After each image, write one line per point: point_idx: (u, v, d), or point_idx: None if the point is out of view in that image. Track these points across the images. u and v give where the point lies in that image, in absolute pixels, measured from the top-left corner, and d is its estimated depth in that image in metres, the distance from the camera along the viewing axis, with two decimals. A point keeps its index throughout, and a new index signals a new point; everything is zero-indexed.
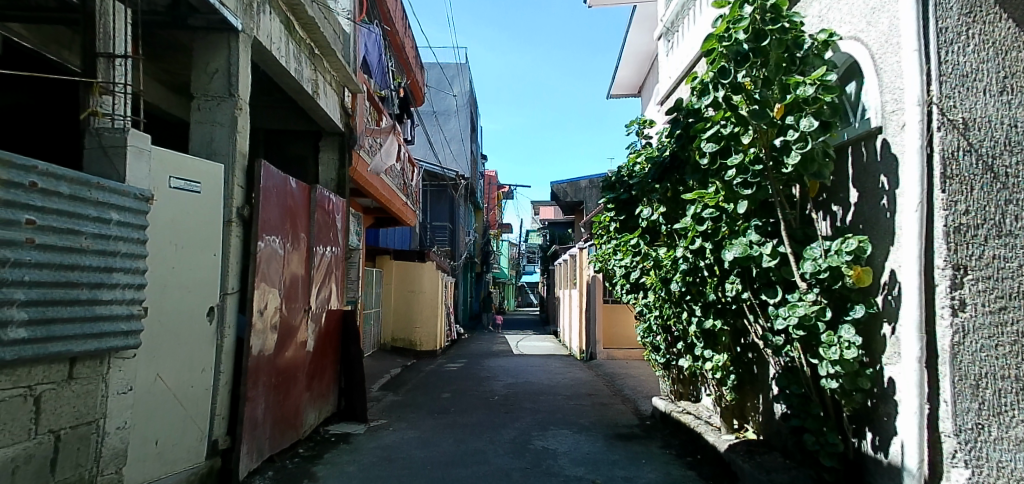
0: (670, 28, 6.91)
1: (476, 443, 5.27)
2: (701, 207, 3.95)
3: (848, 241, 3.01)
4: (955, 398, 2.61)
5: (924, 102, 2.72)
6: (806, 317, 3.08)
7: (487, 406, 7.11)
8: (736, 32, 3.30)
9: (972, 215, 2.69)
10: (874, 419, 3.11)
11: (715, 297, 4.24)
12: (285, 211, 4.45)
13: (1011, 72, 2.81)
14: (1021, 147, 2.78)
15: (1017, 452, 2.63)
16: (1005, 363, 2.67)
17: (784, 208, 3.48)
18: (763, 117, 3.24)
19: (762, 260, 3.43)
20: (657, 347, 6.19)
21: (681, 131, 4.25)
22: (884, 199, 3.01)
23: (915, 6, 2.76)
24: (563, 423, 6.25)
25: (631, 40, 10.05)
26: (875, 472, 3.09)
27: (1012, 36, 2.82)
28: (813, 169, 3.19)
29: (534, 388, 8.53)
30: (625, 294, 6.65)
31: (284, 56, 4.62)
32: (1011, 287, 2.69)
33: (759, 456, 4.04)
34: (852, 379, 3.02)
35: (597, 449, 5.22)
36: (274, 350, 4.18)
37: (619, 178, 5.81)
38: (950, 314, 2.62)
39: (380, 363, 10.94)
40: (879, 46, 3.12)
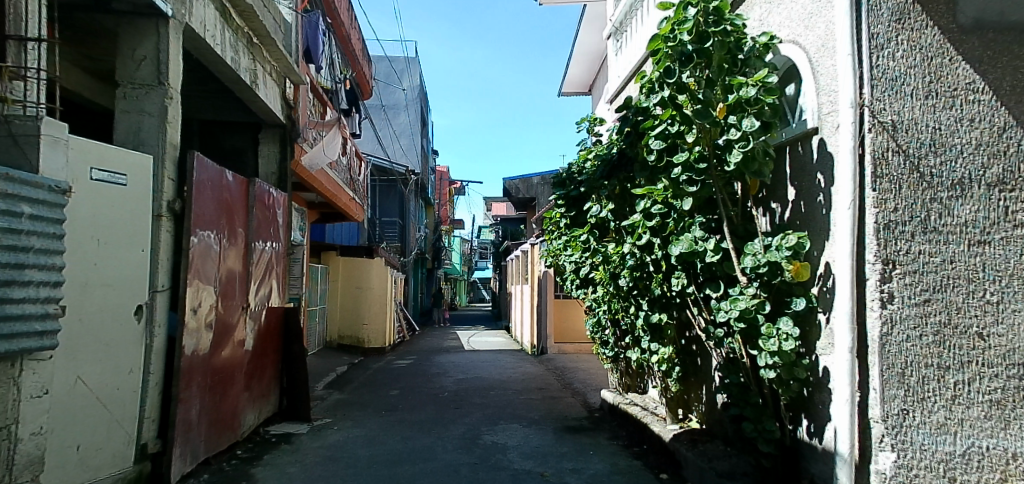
0: (619, 27, 7.00)
1: (424, 440, 5.23)
2: (651, 202, 4.02)
3: (787, 237, 3.13)
4: (883, 386, 2.74)
5: (857, 104, 2.86)
6: (746, 310, 3.18)
7: (436, 402, 7.08)
8: (681, 33, 3.41)
9: (902, 212, 2.81)
10: (809, 408, 3.24)
11: (661, 292, 4.34)
12: (221, 205, 4.29)
13: (936, 78, 2.90)
14: (944, 149, 2.88)
15: (939, 436, 2.76)
16: (929, 352, 2.78)
17: (727, 206, 3.59)
18: (707, 116, 3.34)
19: (706, 255, 3.56)
20: (607, 341, 6.28)
21: (630, 128, 4.33)
22: (819, 198, 3.14)
23: (848, 12, 2.87)
24: (513, 418, 6.27)
25: (581, 38, 10.15)
26: (810, 457, 3.22)
27: (937, 43, 2.90)
28: (754, 167, 3.30)
29: (484, 383, 8.56)
30: (575, 289, 6.74)
31: (219, 44, 4.44)
32: (935, 280, 2.81)
33: (702, 444, 4.24)
34: (789, 369, 3.14)
35: (546, 442, 5.27)
36: (209, 350, 4.03)
37: (570, 175, 5.81)
38: (879, 306, 2.76)
39: (327, 361, 10.73)
40: (815, 50, 3.25)
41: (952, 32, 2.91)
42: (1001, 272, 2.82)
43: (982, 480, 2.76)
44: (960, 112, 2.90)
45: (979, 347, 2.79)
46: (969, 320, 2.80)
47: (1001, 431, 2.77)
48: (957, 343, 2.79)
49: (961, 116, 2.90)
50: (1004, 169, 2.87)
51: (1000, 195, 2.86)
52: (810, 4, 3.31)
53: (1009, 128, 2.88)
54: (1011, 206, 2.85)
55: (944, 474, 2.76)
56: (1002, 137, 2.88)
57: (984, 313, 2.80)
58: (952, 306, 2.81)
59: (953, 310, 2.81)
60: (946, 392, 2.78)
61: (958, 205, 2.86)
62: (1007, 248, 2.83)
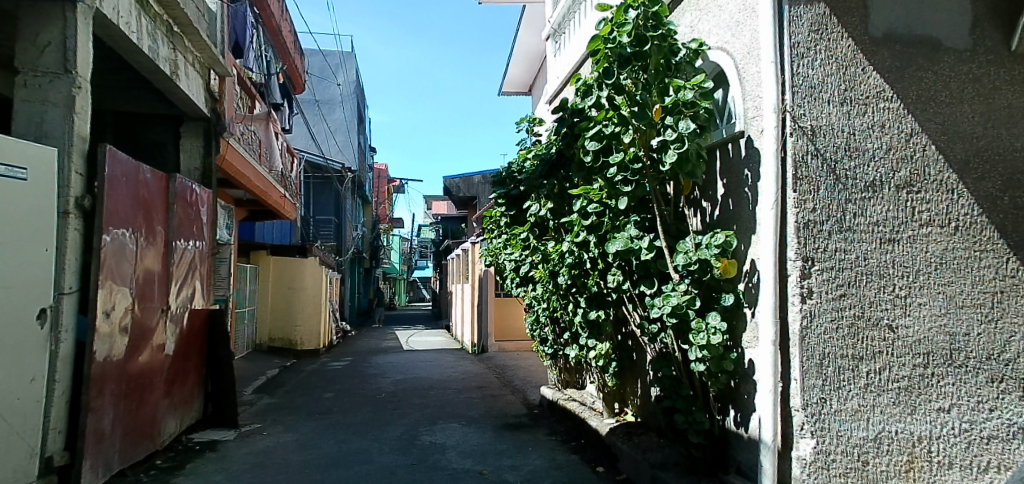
0: (557, 29, 7.08)
1: (359, 442, 5.14)
2: (587, 201, 4.06)
3: (716, 235, 3.25)
4: (803, 376, 2.89)
5: (779, 110, 2.99)
6: (677, 305, 3.28)
7: (373, 404, 6.96)
8: (620, 35, 3.47)
9: (820, 212, 2.97)
10: (736, 398, 3.37)
11: (597, 288, 4.45)
12: (137, 201, 4.06)
13: (850, 86, 3.06)
14: (858, 152, 3.04)
15: (854, 422, 2.92)
16: (844, 344, 2.94)
17: (660, 205, 3.70)
18: (643, 118, 3.44)
19: (640, 253, 3.63)
20: (546, 339, 6.33)
21: (566, 129, 4.39)
22: (746, 198, 3.28)
23: (772, 22, 3.01)
24: (452, 417, 6.25)
25: (521, 39, 10.22)
26: (738, 446, 3.35)
27: (851, 54, 3.06)
28: (688, 168, 3.37)
29: (423, 383, 8.48)
30: (515, 287, 6.78)
31: (134, 31, 4.19)
32: (850, 276, 2.97)
33: (637, 436, 4.38)
34: (717, 362, 3.25)
35: (485, 440, 5.28)
36: (124, 355, 3.81)
37: (509, 174, 5.80)
38: (799, 301, 2.90)
39: (259, 365, 10.35)
40: (741, 57, 3.40)
41: (864, 44, 3.08)
42: (908, 268, 3.01)
43: (891, 462, 2.94)
44: (873, 118, 3.07)
45: (889, 338, 2.98)
46: (881, 313, 2.98)
47: (908, 416, 2.96)
48: (868, 335, 2.96)
49: (874, 122, 3.06)
50: (911, 172, 3.06)
51: (907, 196, 3.05)
52: (736, 14, 3.46)
53: (915, 134, 3.08)
54: (917, 207, 3.05)
55: (858, 457, 2.92)
56: (910, 142, 3.07)
57: (894, 306, 2.99)
58: (865, 300, 2.98)
59: (866, 303, 2.98)
60: (859, 381, 2.95)
61: (870, 206, 3.03)
62: (914, 246, 3.03)
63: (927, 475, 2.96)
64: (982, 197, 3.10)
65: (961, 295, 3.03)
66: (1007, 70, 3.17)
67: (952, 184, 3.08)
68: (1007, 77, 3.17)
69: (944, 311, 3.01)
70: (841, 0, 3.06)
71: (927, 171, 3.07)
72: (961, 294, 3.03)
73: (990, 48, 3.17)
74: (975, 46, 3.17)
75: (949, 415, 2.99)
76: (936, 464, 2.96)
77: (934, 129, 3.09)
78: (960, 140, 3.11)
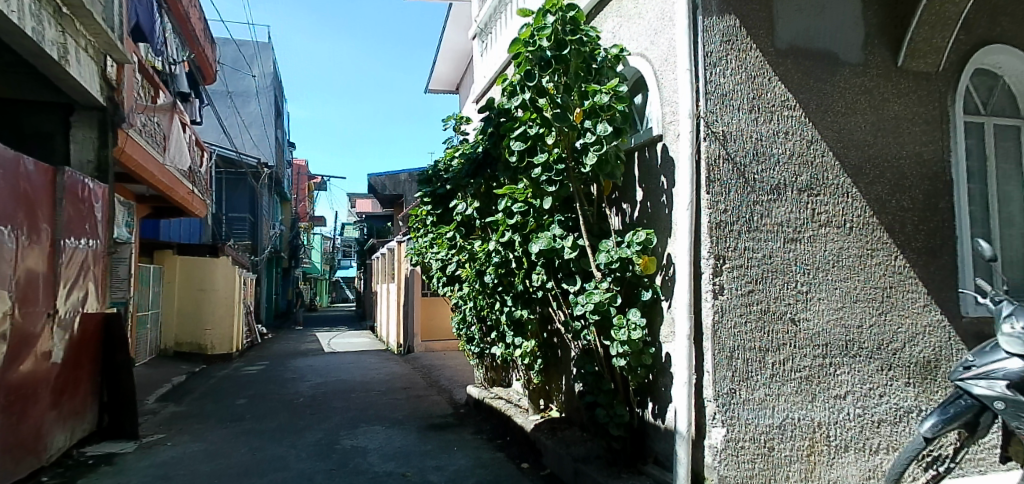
0: (484, 29, 7.07)
1: (275, 449, 4.93)
2: (511, 201, 4.06)
3: (637, 233, 3.34)
4: (715, 368, 3.03)
5: (694, 115, 3.13)
6: (600, 302, 3.35)
7: (290, 409, 6.70)
8: (540, 39, 3.52)
9: (731, 213, 3.13)
10: (654, 391, 3.49)
11: (522, 287, 4.41)
12: (18, 196, 3.71)
13: (759, 94, 3.23)
14: (765, 157, 3.21)
15: (761, 410, 3.08)
16: (753, 338, 3.10)
17: (583, 205, 3.79)
18: (565, 120, 3.49)
19: (563, 253, 3.67)
20: (472, 337, 6.30)
21: (491, 129, 4.40)
22: (663, 199, 3.41)
23: (686, 32, 3.16)
24: (375, 419, 6.12)
25: (447, 36, 10.14)
26: (656, 437, 3.47)
27: (759, 64, 3.23)
28: (607, 170, 3.47)
29: (344, 386, 8.24)
30: (441, 287, 6.72)
31: (14, 11, 3.83)
32: (758, 273, 3.13)
33: (561, 432, 4.46)
34: (637, 357, 3.33)
35: (408, 441, 5.19)
36: (2, 364, 3.47)
37: (436, 172, 5.75)
38: (712, 297, 3.05)
39: (164, 372, 9.72)
40: (659, 63, 3.53)
41: (770, 55, 3.25)
42: (809, 266, 3.22)
43: (794, 447, 3.12)
44: (777, 125, 3.25)
45: (792, 331, 3.16)
46: (785, 308, 3.16)
47: (809, 403, 3.16)
48: (774, 329, 3.14)
49: (779, 129, 3.25)
50: (811, 176, 3.27)
51: (808, 198, 3.25)
52: (654, 22, 3.58)
53: (814, 141, 3.29)
54: (817, 209, 3.26)
55: (764, 444, 3.08)
56: (811, 149, 3.28)
57: (796, 301, 3.18)
58: (772, 295, 3.15)
59: (772, 300, 3.15)
60: (766, 372, 3.11)
61: (776, 207, 3.20)
62: (814, 245, 3.23)
63: (826, 457, 3.17)
64: (873, 200, 3.35)
65: (855, 291, 3.27)
66: (894, 84, 3.45)
67: (847, 188, 3.32)
68: (895, 90, 3.45)
69: (840, 306, 3.24)
70: (750, 13, 3.22)
71: (825, 176, 3.29)
72: (855, 289, 3.27)
73: (879, 63, 3.44)
74: (867, 60, 3.42)
75: (845, 402, 3.21)
76: (833, 447, 3.18)
77: (830, 137, 3.32)
78: (854, 147, 3.36)
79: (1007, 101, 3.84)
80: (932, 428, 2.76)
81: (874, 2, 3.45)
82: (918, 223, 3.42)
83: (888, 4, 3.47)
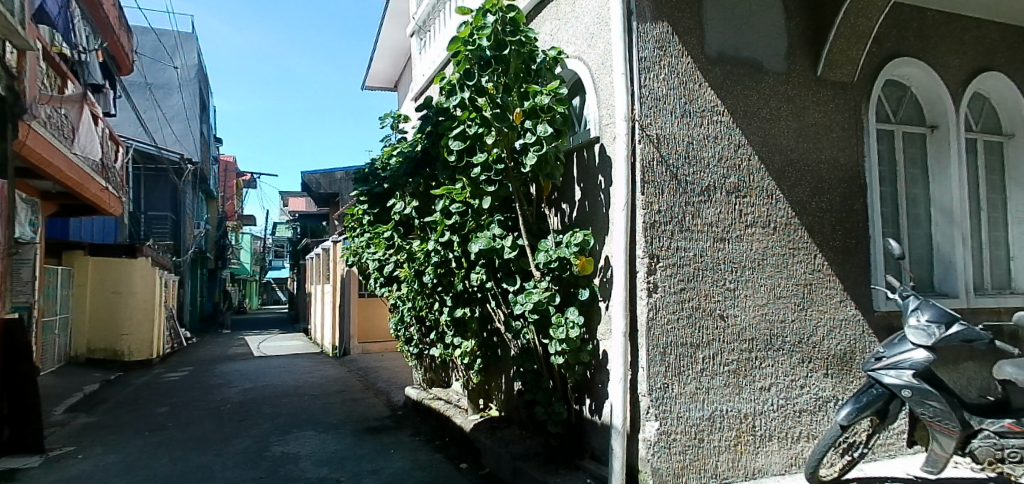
0: (422, 26, 6.99)
1: (198, 459, 4.69)
2: (450, 201, 4.01)
3: (575, 234, 3.38)
4: (649, 364, 3.11)
5: (629, 118, 3.20)
6: (539, 301, 3.36)
7: (216, 416, 6.39)
8: (480, 38, 3.50)
9: (664, 213, 3.21)
10: (592, 387, 3.54)
11: (462, 287, 4.36)
12: None
13: (691, 99, 3.34)
14: (697, 160, 3.32)
15: (692, 403, 3.18)
16: (685, 334, 3.20)
17: (523, 205, 3.80)
18: (504, 120, 3.48)
19: (503, 252, 3.66)
20: (411, 338, 6.20)
21: (431, 128, 4.36)
22: (600, 200, 3.47)
23: (620, 37, 3.22)
24: (308, 424, 5.92)
25: (384, 31, 9.96)
26: (593, 433, 3.52)
27: (689, 71, 3.33)
28: (547, 170, 3.50)
29: (275, 391, 7.94)
30: (379, 287, 6.59)
31: None
32: (689, 271, 3.24)
33: (500, 431, 4.45)
34: (575, 355, 3.36)
35: (343, 446, 5.06)
36: None
37: (372, 171, 5.57)
38: (646, 295, 3.12)
39: (75, 381, 9.07)
40: (596, 67, 3.58)
41: (700, 61, 3.36)
42: (736, 264, 3.35)
43: (722, 438, 3.24)
44: (708, 130, 3.37)
45: (721, 327, 3.28)
46: (714, 304, 3.27)
47: (736, 395, 3.28)
48: (705, 325, 3.24)
49: (709, 133, 3.36)
50: (739, 178, 3.41)
51: (736, 200, 3.39)
52: (592, 26, 3.64)
53: (742, 146, 3.44)
54: (744, 210, 3.40)
55: (695, 435, 3.17)
56: (738, 152, 3.42)
57: (724, 298, 3.30)
58: (702, 293, 3.26)
59: (703, 297, 3.26)
60: (697, 366, 3.21)
61: (706, 208, 3.31)
62: (741, 244, 3.37)
63: (752, 447, 3.31)
64: (795, 201, 3.53)
65: (779, 288, 3.43)
66: (814, 93, 3.65)
67: (771, 190, 3.48)
68: (814, 99, 3.65)
69: (764, 302, 3.39)
70: (681, 20, 3.32)
71: (752, 178, 3.44)
72: (779, 287, 3.43)
73: (800, 72, 3.62)
74: (789, 70, 3.60)
75: (769, 393, 3.36)
76: (759, 437, 3.32)
77: (756, 141, 3.47)
78: (778, 152, 3.52)
79: (913, 110, 4.14)
80: (848, 416, 2.90)
81: (796, 14, 3.64)
82: (836, 225, 3.62)
83: (808, 16, 3.66)
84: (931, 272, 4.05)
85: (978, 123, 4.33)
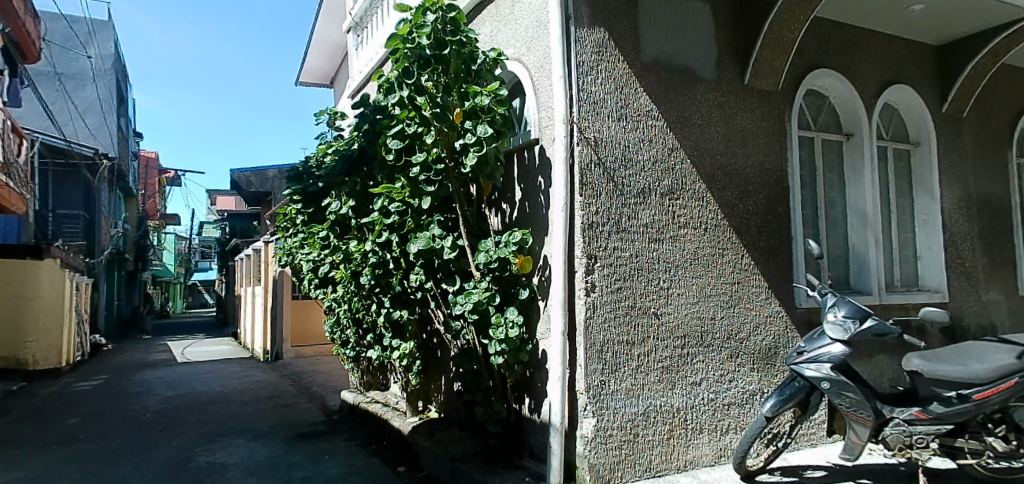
0: (359, 23, 6.84)
1: (113, 473, 4.40)
2: (388, 200, 3.95)
3: (514, 234, 3.38)
4: (586, 362, 3.16)
5: (568, 121, 3.25)
6: (479, 302, 3.35)
7: (135, 426, 6.02)
8: (420, 37, 3.46)
9: (601, 214, 3.27)
10: (531, 386, 3.56)
11: (400, 288, 4.28)
12: None
13: (627, 104, 3.41)
14: (632, 163, 3.40)
15: (628, 399, 3.25)
16: (621, 332, 3.27)
17: (463, 205, 3.76)
18: (444, 120, 3.46)
19: (442, 253, 3.63)
20: (347, 341, 6.05)
21: (368, 126, 4.32)
22: (540, 201, 3.50)
23: (560, 41, 3.26)
24: (236, 432, 5.66)
25: (319, 26, 9.67)
26: (532, 432, 3.53)
27: (625, 77, 3.41)
28: (487, 171, 3.50)
29: (200, 398, 7.56)
30: (313, 289, 6.39)
31: None
32: (626, 271, 3.31)
33: (439, 432, 4.40)
34: (515, 354, 3.35)
35: (273, 454, 4.87)
36: None
37: (307, 169, 5.44)
38: (584, 294, 3.18)
39: None
40: (536, 70, 3.60)
41: (636, 67, 3.44)
42: (670, 263, 3.45)
43: (656, 432, 3.32)
44: (644, 134, 3.46)
45: (654, 324, 3.37)
46: (649, 303, 3.36)
47: (669, 390, 3.38)
48: (640, 323, 3.32)
49: (644, 138, 3.45)
50: (672, 181, 3.52)
51: (669, 202, 3.49)
52: (531, 29, 3.66)
53: (675, 150, 3.55)
54: (676, 211, 3.51)
55: (629, 431, 3.24)
56: (672, 156, 3.53)
57: (658, 297, 3.40)
58: (637, 292, 3.33)
59: (639, 296, 3.34)
60: (632, 364, 3.29)
61: (641, 210, 3.40)
62: (673, 245, 3.48)
63: (684, 440, 3.42)
64: (723, 204, 3.68)
65: (709, 286, 3.56)
66: (742, 100, 3.82)
67: (702, 193, 3.60)
68: (742, 106, 3.82)
69: (695, 301, 3.51)
70: (617, 27, 3.40)
71: (684, 181, 3.56)
72: (709, 285, 3.56)
73: (729, 80, 3.78)
74: (719, 78, 3.75)
75: (700, 388, 3.49)
76: (690, 430, 3.43)
77: (688, 146, 3.60)
78: (708, 156, 3.66)
79: (832, 118, 4.40)
80: (772, 408, 3.09)
81: (725, 24, 3.79)
82: (761, 226, 3.80)
83: (737, 28, 3.83)
84: (848, 272, 4.31)
85: (888, 132, 4.65)
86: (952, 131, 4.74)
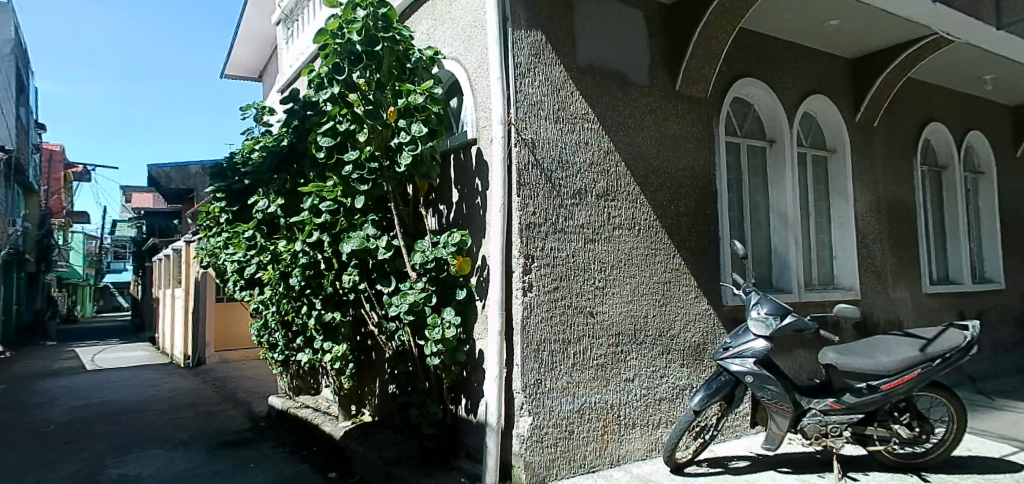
0: (289, 15, 6.60)
1: None
2: (319, 199, 3.84)
3: (453, 235, 3.35)
4: (523, 361, 3.17)
5: (506, 122, 3.25)
6: (415, 302, 3.29)
7: (36, 439, 5.55)
8: (350, 32, 3.35)
9: (539, 215, 3.29)
10: (468, 386, 3.54)
11: (333, 289, 4.14)
12: None
13: (564, 106, 3.45)
14: (569, 165, 3.44)
15: (564, 397, 3.29)
16: (558, 332, 3.30)
17: (398, 204, 3.68)
18: (377, 118, 3.38)
19: (377, 253, 3.53)
20: (275, 345, 5.78)
21: (298, 122, 4.16)
22: (477, 201, 3.49)
23: (495, 41, 3.26)
24: (153, 442, 5.32)
25: (246, 17, 9.28)
26: (468, 432, 3.50)
27: (562, 79, 3.45)
28: (423, 170, 3.48)
29: (113, 407, 7.06)
30: (238, 291, 6.10)
31: None
32: (563, 271, 3.35)
33: (372, 436, 4.30)
34: (451, 355, 3.31)
35: (194, 463, 4.60)
36: None
37: (232, 165, 5.20)
38: (521, 293, 3.19)
39: None
40: (473, 70, 3.59)
41: (572, 71, 3.49)
42: (605, 263, 3.51)
43: (591, 429, 3.37)
44: (581, 136, 3.51)
45: (590, 323, 3.42)
46: (584, 302, 3.41)
47: (604, 387, 3.45)
48: (575, 321, 3.37)
49: (581, 140, 3.50)
50: (607, 183, 3.59)
51: (605, 203, 3.56)
52: (468, 29, 3.65)
53: (610, 152, 3.62)
54: (612, 212, 3.58)
55: (565, 428, 3.27)
56: (607, 159, 3.60)
57: (594, 296, 3.45)
58: (574, 291, 3.38)
59: (575, 295, 3.38)
60: (568, 362, 3.32)
61: (578, 210, 3.44)
62: (609, 245, 3.54)
63: (617, 435, 3.48)
64: (656, 205, 3.78)
65: (642, 286, 3.65)
66: (674, 106, 3.95)
67: (636, 195, 3.70)
68: (674, 112, 3.95)
69: (629, 299, 3.59)
70: (555, 30, 3.43)
71: (619, 183, 3.64)
72: (642, 284, 3.65)
73: (661, 87, 3.90)
74: (652, 84, 3.86)
75: (633, 384, 3.57)
76: (624, 425, 3.51)
77: (623, 149, 3.68)
78: (642, 159, 3.76)
79: (756, 126, 4.63)
80: (701, 402, 3.20)
81: (657, 32, 3.92)
82: (691, 227, 3.94)
83: (670, 36, 3.95)
84: (770, 272, 4.52)
85: (808, 140, 4.93)
86: (864, 140, 5.08)
